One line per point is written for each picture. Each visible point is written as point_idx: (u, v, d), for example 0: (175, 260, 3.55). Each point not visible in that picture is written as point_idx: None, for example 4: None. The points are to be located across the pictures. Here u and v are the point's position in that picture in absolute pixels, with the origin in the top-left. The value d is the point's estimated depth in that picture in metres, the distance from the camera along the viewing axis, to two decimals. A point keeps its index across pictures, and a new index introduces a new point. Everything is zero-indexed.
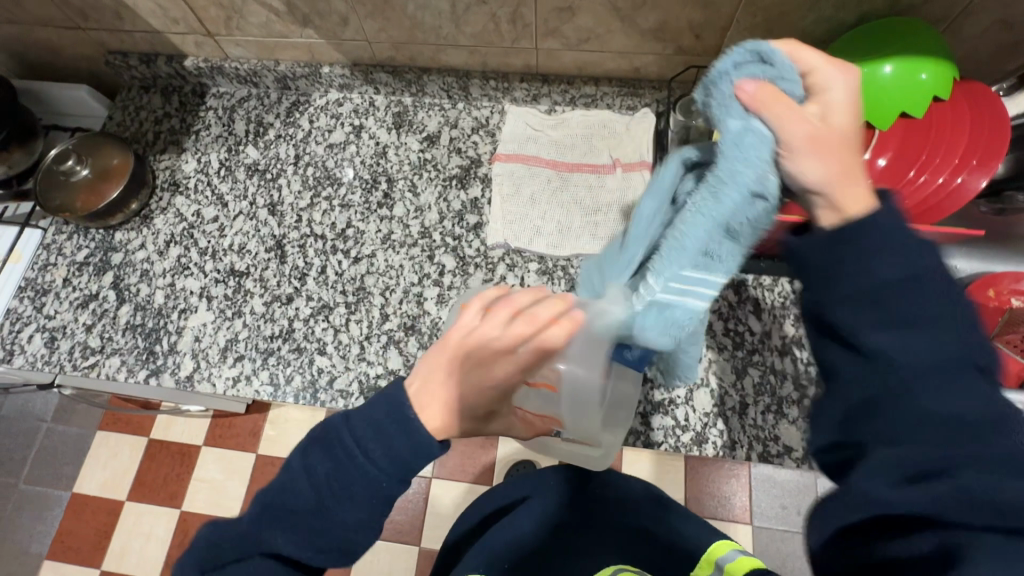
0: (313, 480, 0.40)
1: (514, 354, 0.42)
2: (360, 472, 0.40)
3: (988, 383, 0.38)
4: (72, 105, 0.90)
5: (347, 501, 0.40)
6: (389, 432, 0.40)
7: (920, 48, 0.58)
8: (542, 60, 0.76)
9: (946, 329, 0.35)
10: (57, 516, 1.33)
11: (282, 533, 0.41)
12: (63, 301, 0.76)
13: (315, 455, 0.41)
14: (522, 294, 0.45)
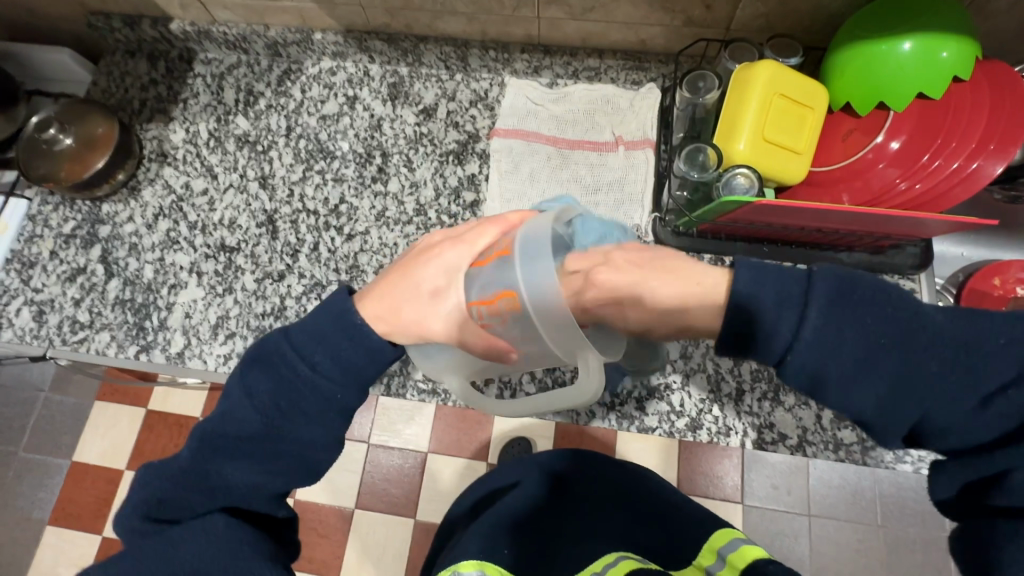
0: (258, 402, 0.44)
1: (476, 248, 0.49)
2: (307, 385, 0.44)
3: (918, 355, 0.33)
4: (55, 70, 0.87)
5: (301, 416, 0.44)
6: (336, 341, 0.45)
7: (944, 23, 0.54)
8: (543, 29, 0.73)
9: (858, 346, 0.34)
10: (57, 483, 1.35)
11: (235, 463, 0.43)
12: (50, 274, 0.74)
13: (259, 376, 0.45)
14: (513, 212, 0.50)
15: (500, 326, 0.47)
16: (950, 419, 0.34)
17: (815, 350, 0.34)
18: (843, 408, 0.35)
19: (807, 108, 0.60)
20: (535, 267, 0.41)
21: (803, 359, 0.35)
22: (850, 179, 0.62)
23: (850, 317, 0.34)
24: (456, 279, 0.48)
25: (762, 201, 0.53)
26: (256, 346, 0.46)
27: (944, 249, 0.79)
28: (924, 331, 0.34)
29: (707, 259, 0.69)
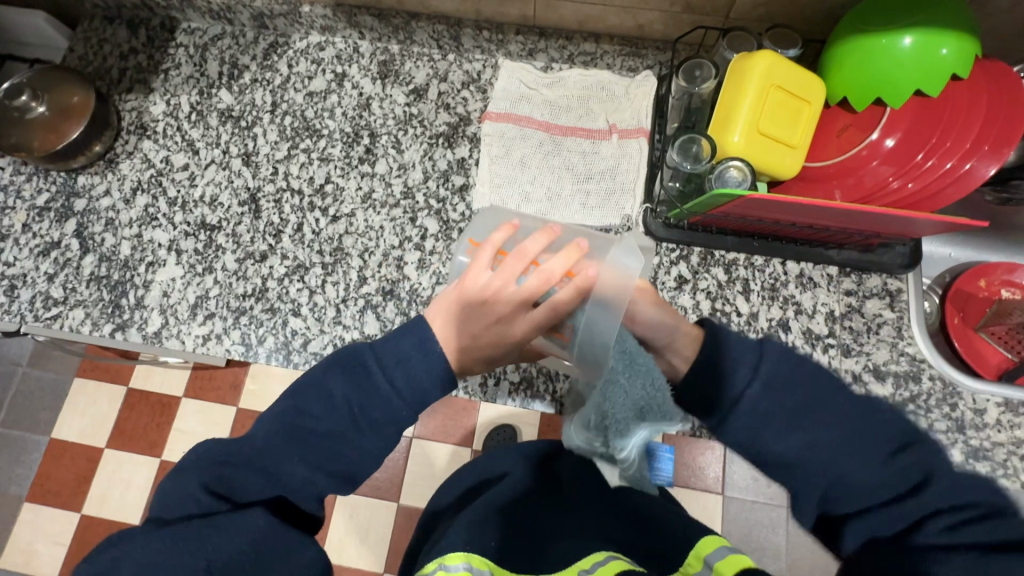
0: (333, 401, 0.46)
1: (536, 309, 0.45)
2: (381, 395, 0.45)
3: (833, 415, 0.42)
4: (31, 34, 0.83)
5: (367, 426, 0.46)
6: (413, 359, 0.46)
7: (944, 19, 0.53)
8: (539, 11, 0.71)
9: (794, 395, 0.43)
10: (35, 460, 1.33)
11: (295, 456, 0.44)
12: (22, 247, 0.72)
13: (338, 378, 0.47)
14: (561, 257, 0.44)
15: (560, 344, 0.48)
16: (866, 476, 0.39)
17: (763, 394, 0.43)
18: (777, 440, 0.42)
19: (803, 102, 0.59)
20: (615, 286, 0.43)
21: (753, 398, 0.43)
22: (843, 176, 0.61)
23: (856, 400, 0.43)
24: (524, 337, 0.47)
25: (753, 195, 0.52)
26: (343, 350, 0.48)
27: (933, 249, 0.79)
28: (837, 391, 0.44)
29: (697, 253, 0.68)
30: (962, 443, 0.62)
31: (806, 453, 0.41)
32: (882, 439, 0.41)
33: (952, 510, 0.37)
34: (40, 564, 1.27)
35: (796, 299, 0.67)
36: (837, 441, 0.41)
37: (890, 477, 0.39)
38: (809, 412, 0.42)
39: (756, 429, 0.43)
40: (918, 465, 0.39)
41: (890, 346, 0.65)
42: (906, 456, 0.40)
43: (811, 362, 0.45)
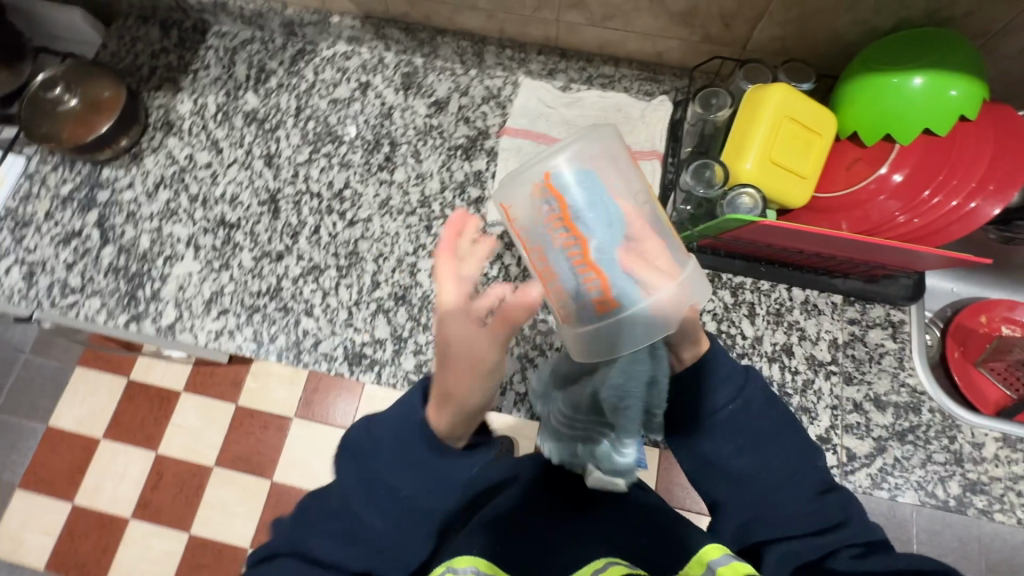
0: (346, 483, 0.47)
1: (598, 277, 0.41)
2: (384, 474, 0.46)
3: (785, 450, 0.52)
4: (66, 29, 0.86)
5: (376, 506, 0.46)
6: (406, 440, 0.45)
7: (956, 61, 0.55)
8: (562, 33, 0.74)
9: (761, 426, 0.52)
10: (31, 447, 1.32)
11: (320, 533, 0.46)
12: (44, 235, 0.73)
13: (346, 460, 0.48)
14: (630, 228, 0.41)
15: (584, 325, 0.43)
16: (801, 508, 0.49)
17: (735, 416, 0.52)
18: (740, 457, 0.51)
19: (815, 134, 0.61)
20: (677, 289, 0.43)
21: (729, 415, 0.52)
22: (851, 207, 0.63)
23: (802, 444, 0.53)
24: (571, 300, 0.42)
25: (764, 221, 0.54)
26: (351, 430, 0.49)
27: (935, 283, 0.81)
28: (794, 431, 0.53)
29: (704, 275, 0.69)
30: (960, 475, 0.62)
31: (755, 472, 0.51)
32: (814, 481, 0.51)
33: (854, 546, 0.48)
34: (27, 554, 1.26)
35: (800, 325, 0.68)
36: (782, 470, 0.51)
37: (816, 513, 0.49)
38: (766, 443, 0.51)
39: (721, 445, 0.52)
40: (837, 509, 0.50)
41: (892, 375, 0.66)
42: (830, 499, 0.50)
43: (778, 408, 0.53)
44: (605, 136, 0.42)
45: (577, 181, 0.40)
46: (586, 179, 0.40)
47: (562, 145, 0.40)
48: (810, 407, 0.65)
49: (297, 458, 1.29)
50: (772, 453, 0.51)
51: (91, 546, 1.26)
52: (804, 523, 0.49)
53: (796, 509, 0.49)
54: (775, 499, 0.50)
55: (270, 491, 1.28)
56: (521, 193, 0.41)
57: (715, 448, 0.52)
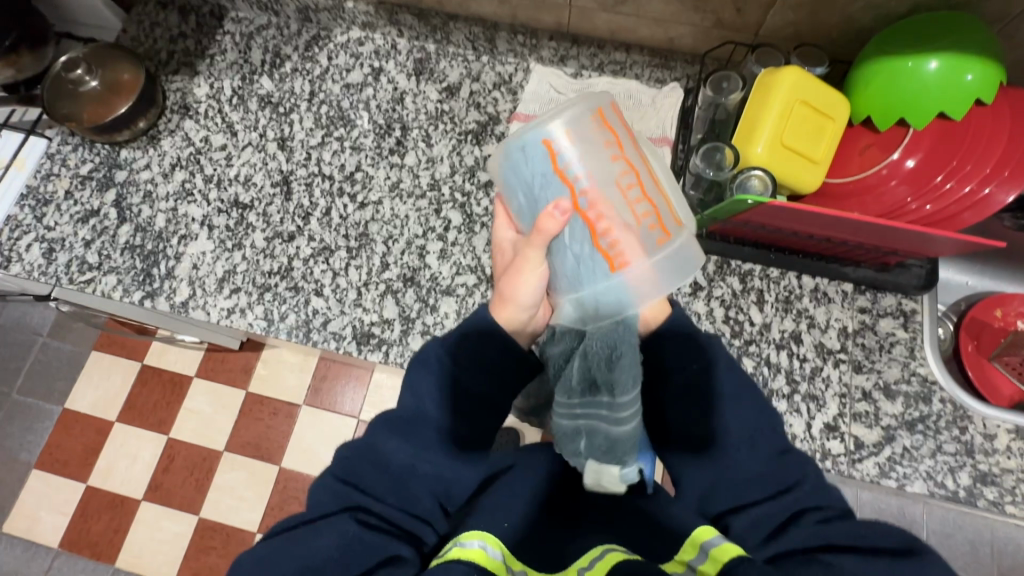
0: (415, 390, 0.55)
1: (599, 228, 0.47)
2: (451, 373, 0.55)
3: (749, 416, 0.52)
4: (87, 14, 0.87)
5: (443, 403, 0.54)
6: (475, 338, 0.55)
7: (972, 43, 0.54)
8: (574, 19, 0.74)
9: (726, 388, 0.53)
10: (47, 428, 1.35)
11: (394, 440, 0.52)
12: (63, 213, 0.75)
13: (417, 372, 0.56)
14: (630, 187, 0.48)
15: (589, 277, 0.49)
16: (760, 470, 0.50)
17: (697, 373, 0.54)
18: (698, 415, 0.53)
19: (828, 118, 0.61)
20: (677, 248, 0.48)
21: (691, 374, 0.54)
22: (862, 194, 0.62)
23: (764, 411, 0.53)
24: (573, 255, 0.49)
25: (774, 202, 0.53)
26: (418, 352, 0.57)
27: (948, 276, 0.80)
28: (757, 397, 0.54)
29: (713, 261, 0.69)
30: (971, 466, 0.62)
31: (715, 431, 0.52)
32: (773, 443, 0.51)
33: (818, 510, 0.47)
34: (41, 533, 1.29)
35: (809, 313, 0.67)
36: (743, 432, 0.52)
37: (772, 478, 0.50)
38: (719, 405, 0.53)
39: (681, 403, 0.54)
40: (795, 471, 0.50)
41: (902, 364, 0.65)
42: (789, 462, 0.50)
43: (742, 378, 0.54)
44: (574, 113, 0.47)
45: (573, 141, 0.47)
46: (539, 165, 0.47)
47: (548, 115, 0.47)
48: (817, 394, 0.64)
49: (305, 445, 1.31)
50: (733, 412, 0.52)
51: (104, 526, 1.28)
52: (767, 486, 0.49)
53: (758, 470, 0.50)
54: (732, 463, 0.51)
55: (278, 476, 1.29)
56: (508, 164, 0.49)
57: (679, 420, 0.54)
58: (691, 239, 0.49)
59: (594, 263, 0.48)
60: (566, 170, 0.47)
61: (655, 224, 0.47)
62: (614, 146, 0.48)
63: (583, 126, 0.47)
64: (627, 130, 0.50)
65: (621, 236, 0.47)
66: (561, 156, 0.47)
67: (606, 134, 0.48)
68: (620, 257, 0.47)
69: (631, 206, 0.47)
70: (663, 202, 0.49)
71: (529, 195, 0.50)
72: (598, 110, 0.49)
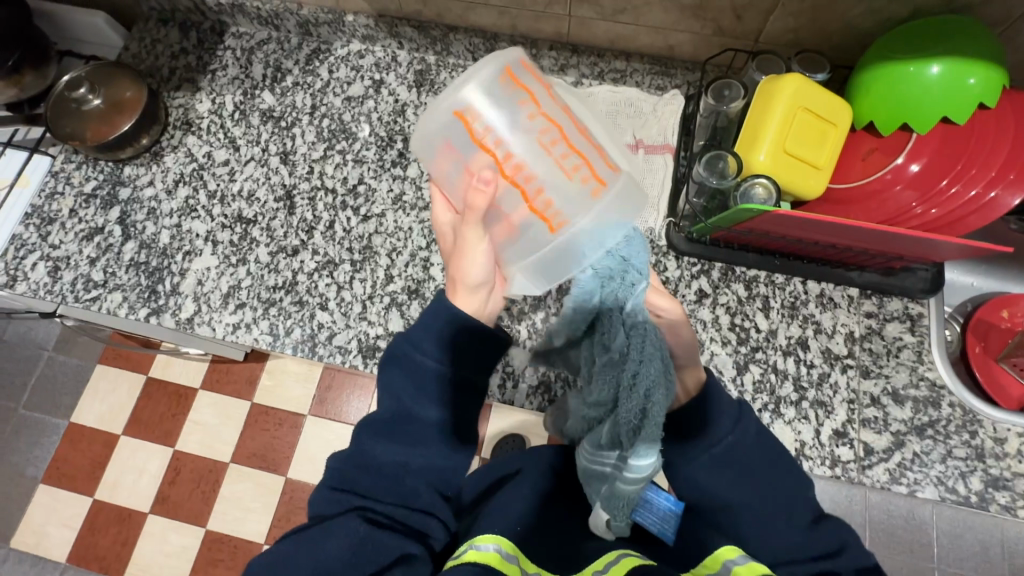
0: (395, 389, 0.52)
1: (529, 193, 0.45)
2: (430, 371, 0.52)
3: (784, 480, 0.51)
4: (87, 31, 0.88)
5: (428, 400, 0.52)
6: (441, 330, 0.52)
7: (973, 48, 0.54)
8: (574, 28, 0.74)
9: (764, 455, 0.51)
10: (53, 442, 1.35)
11: (382, 441, 0.51)
12: (68, 231, 0.75)
13: (393, 371, 0.53)
14: (558, 142, 0.45)
15: (532, 241, 0.47)
16: (795, 537, 0.49)
17: (737, 440, 0.50)
18: (736, 484, 0.50)
19: (830, 125, 0.61)
20: (615, 192, 0.46)
21: (732, 442, 0.50)
22: (866, 199, 0.62)
23: (794, 473, 0.52)
24: (509, 224, 0.48)
25: (779, 211, 0.53)
26: (389, 349, 0.54)
27: (954, 277, 0.80)
28: (787, 461, 0.52)
29: (717, 269, 0.69)
30: (982, 471, 0.61)
31: (752, 506, 0.50)
32: (808, 510, 0.51)
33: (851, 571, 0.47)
34: (48, 548, 1.29)
35: (815, 319, 0.67)
36: (779, 498, 0.50)
37: (807, 541, 0.49)
38: (755, 474, 0.50)
39: (721, 470, 0.50)
40: (834, 538, 0.50)
41: (911, 369, 0.65)
42: (825, 528, 0.50)
43: (765, 438, 0.52)
44: (482, 75, 0.43)
45: (489, 108, 0.43)
46: (459, 139, 0.44)
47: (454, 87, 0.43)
48: (826, 401, 0.64)
49: (311, 455, 1.30)
50: (767, 477, 0.50)
51: (111, 539, 1.28)
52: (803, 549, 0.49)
53: (791, 535, 0.49)
54: (768, 529, 0.50)
55: (285, 487, 1.29)
56: (430, 148, 0.47)
57: (713, 483, 0.50)
58: (627, 179, 0.47)
59: (530, 226, 0.46)
60: (484, 143, 0.44)
61: (587, 176, 0.45)
62: (530, 101, 0.45)
63: (495, 91, 0.43)
64: (543, 84, 0.46)
65: (558, 198, 0.45)
66: (472, 131, 0.44)
67: (522, 96, 0.45)
68: (559, 219, 0.45)
69: (558, 162, 0.44)
70: (593, 151, 0.46)
71: (462, 175, 0.47)
72: (510, 68, 0.44)
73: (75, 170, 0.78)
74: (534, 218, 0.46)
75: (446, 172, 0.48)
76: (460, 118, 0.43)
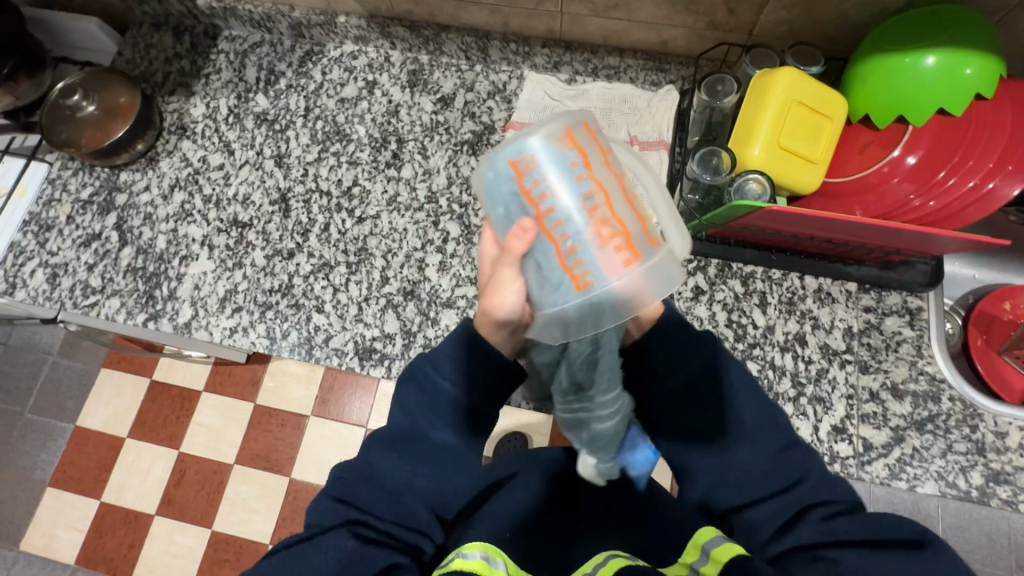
0: (407, 409, 0.54)
1: (562, 254, 0.39)
2: (444, 396, 0.53)
3: (746, 408, 0.50)
4: (82, 38, 0.88)
5: (441, 424, 0.53)
6: (459, 356, 0.54)
7: (968, 36, 0.54)
8: (566, 25, 0.73)
9: (722, 380, 0.52)
10: (60, 446, 1.36)
11: (388, 457, 0.52)
12: (66, 238, 0.76)
13: (408, 390, 0.55)
14: (605, 210, 0.40)
15: (551, 303, 0.41)
16: (759, 467, 0.48)
17: (694, 364, 0.52)
18: (694, 405, 0.51)
19: (825, 118, 0.60)
20: (647, 273, 0.40)
21: (688, 364, 0.52)
22: (863, 192, 0.62)
23: (761, 405, 0.50)
24: (534, 280, 0.42)
25: (772, 206, 0.53)
26: (407, 367, 0.56)
27: (955, 269, 0.79)
28: (752, 391, 0.51)
29: (714, 265, 0.69)
30: (983, 465, 0.61)
31: (710, 425, 0.50)
32: (775, 440, 0.49)
33: (823, 506, 0.45)
34: (56, 550, 1.30)
35: (813, 314, 0.67)
36: (740, 422, 0.50)
37: (771, 472, 0.48)
38: (711, 392, 0.51)
39: (680, 390, 0.52)
40: (797, 469, 0.48)
41: (910, 364, 0.64)
42: (793, 456, 0.48)
43: (726, 365, 0.53)
44: (547, 128, 0.40)
45: (546, 161, 0.40)
46: (504, 189, 0.41)
47: (521, 131, 0.40)
48: (824, 397, 0.63)
49: (315, 455, 1.31)
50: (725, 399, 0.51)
51: (118, 541, 1.29)
52: (767, 481, 0.47)
53: (755, 464, 0.48)
54: (727, 454, 0.49)
55: (289, 488, 1.30)
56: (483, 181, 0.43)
57: (672, 406, 0.53)
58: (669, 261, 0.41)
59: (552, 290, 0.41)
60: (530, 195, 0.40)
61: (624, 245, 0.39)
62: (588, 160, 0.40)
63: (551, 151, 0.40)
64: (602, 146, 0.42)
65: (591, 262, 0.39)
66: (522, 179, 0.40)
67: (579, 154, 0.41)
68: (587, 279, 0.39)
69: (601, 228, 0.39)
70: (637, 221, 0.41)
71: (505, 216, 0.42)
72: (569, 130, 0.41)
73: (72, 177, 0.78)
74: (562, 281, 0.40)
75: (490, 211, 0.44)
76: (512, 163, 0.40)
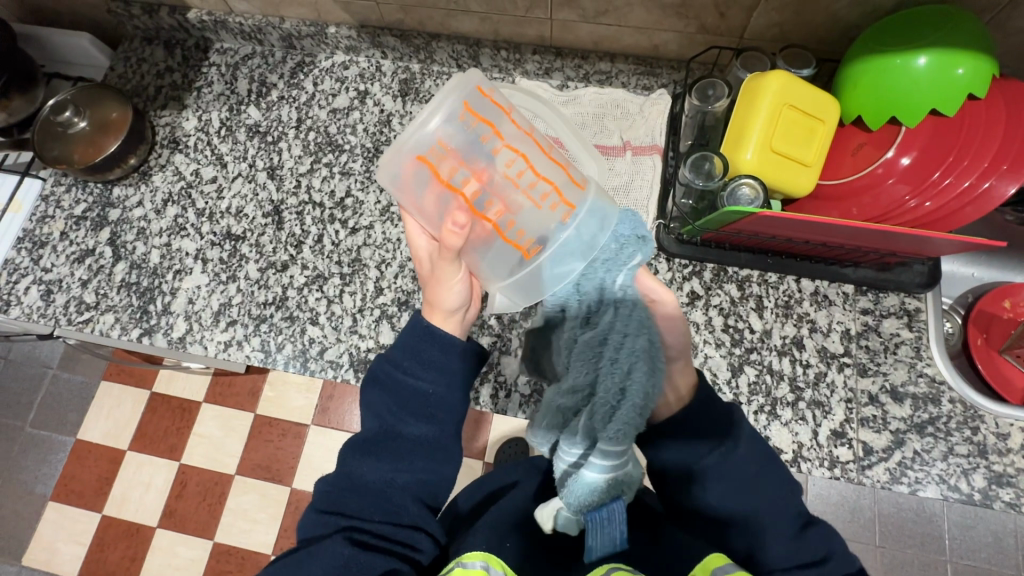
0: (378, 409, 0.52)
1: (503, 225, 0.48)
2: (410, 388, 0.52)
3: (773, 484, 0.49)
4: (74, 53, 0.88)
5: (410, 417, 0.52)
6: (418, 346, 0.53)
7: (961, 37, 0.53)
8: (556, 31, 0.73)
9: (754, 458, 0.49)
10: (61, 460, 1.36)
11: (368, 462, 0.51)
12: (59, 254, 0.75)
13: (375, 392, 0.53)
14: (526, 175, 0.47)
15: (507, 265, 0.50)
16: (789, 542, 0.47)
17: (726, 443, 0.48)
18: (728, 486, 0.48)
19: (818, 120, 0.59)
20: (583, 217, 0.48)
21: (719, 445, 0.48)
22: (858, 194, 0.61)
23: (783, 477, 0.50)
24: (482, 254, 0.50)
25: (764, 212, 0.52)
26: (370, 372, 0.55)
27: (953, 268, 0.78)
28: (773, 464, 0.50)
29: (709, 270, 0.68)
30: (985, 468, 0.60)
31: (743, 504, 0.48)
32: (795, 511, 0.49)
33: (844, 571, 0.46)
34: (59, 564, 1.30)
35: (811, 317, 0.66)
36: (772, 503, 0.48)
37: (797, 546, 0.47)
38: (745, 469, 0.48)
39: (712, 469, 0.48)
40: (820, 545, 0.48)
41: (909, 366, 0.64)
42: (813, 533, 0.48)
43: (757, 442, 0.50)
44: (443, 116, 0.43)
45: (459, 145, 0.45)
46: (429, 182, 0.46)
47: (418, 121, 0.42)
48: (822, 401, 0.63)
49: (316, 464, 1.31)
50: (757, 478, 0.48)
51: (120, 554, 1.29)
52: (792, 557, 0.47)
53: (784, 538, 0.47)
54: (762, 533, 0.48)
55: (290, 498, 1.29)
56: (402, 183, 0.46)
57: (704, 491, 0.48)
58: (597, 198, 0.50)
59: (504, 255, 0.49)
60: (454, 181, 0.46)
61: (557, 201, 0.48)
62: (496, 132, 0.47)
63: (457, 128, 0.44)
64: (502, 112, 0.47)
65: (532, 223, 0.48)
66: (441, 170, 0.45)
67: (483, 128, 0.46)
68: (534, 241, 0.48)
69: (528, 191, 0.47)
70: (558, 174, 0.49)
71: (434, 207, 0.48)
72: (467, 100, 0.45)
73: (66, 193, 0.78)
74: (509, 246, 0.49)
75: (417, 208, 0.49)
76: (420, 160, 0.44)
